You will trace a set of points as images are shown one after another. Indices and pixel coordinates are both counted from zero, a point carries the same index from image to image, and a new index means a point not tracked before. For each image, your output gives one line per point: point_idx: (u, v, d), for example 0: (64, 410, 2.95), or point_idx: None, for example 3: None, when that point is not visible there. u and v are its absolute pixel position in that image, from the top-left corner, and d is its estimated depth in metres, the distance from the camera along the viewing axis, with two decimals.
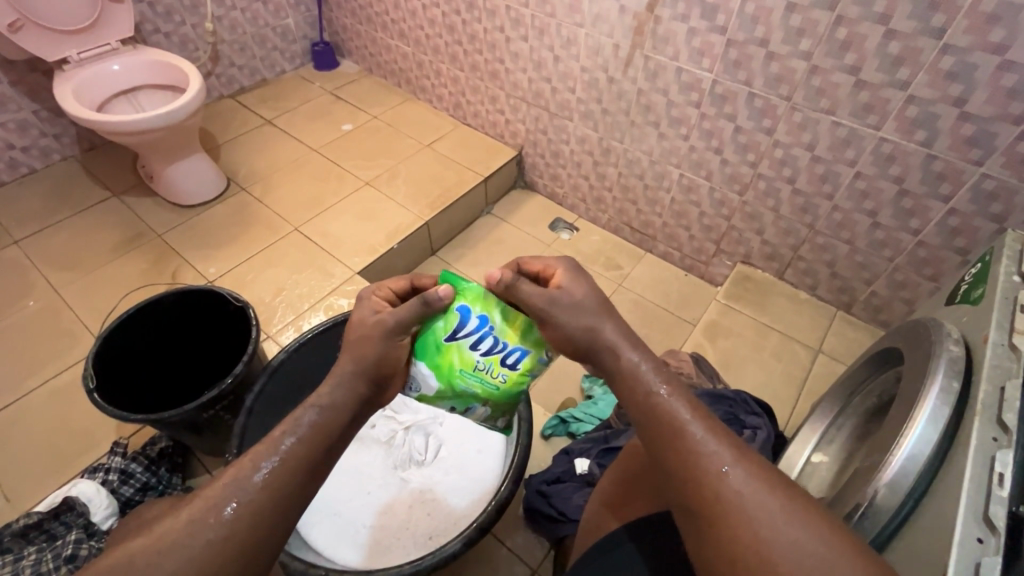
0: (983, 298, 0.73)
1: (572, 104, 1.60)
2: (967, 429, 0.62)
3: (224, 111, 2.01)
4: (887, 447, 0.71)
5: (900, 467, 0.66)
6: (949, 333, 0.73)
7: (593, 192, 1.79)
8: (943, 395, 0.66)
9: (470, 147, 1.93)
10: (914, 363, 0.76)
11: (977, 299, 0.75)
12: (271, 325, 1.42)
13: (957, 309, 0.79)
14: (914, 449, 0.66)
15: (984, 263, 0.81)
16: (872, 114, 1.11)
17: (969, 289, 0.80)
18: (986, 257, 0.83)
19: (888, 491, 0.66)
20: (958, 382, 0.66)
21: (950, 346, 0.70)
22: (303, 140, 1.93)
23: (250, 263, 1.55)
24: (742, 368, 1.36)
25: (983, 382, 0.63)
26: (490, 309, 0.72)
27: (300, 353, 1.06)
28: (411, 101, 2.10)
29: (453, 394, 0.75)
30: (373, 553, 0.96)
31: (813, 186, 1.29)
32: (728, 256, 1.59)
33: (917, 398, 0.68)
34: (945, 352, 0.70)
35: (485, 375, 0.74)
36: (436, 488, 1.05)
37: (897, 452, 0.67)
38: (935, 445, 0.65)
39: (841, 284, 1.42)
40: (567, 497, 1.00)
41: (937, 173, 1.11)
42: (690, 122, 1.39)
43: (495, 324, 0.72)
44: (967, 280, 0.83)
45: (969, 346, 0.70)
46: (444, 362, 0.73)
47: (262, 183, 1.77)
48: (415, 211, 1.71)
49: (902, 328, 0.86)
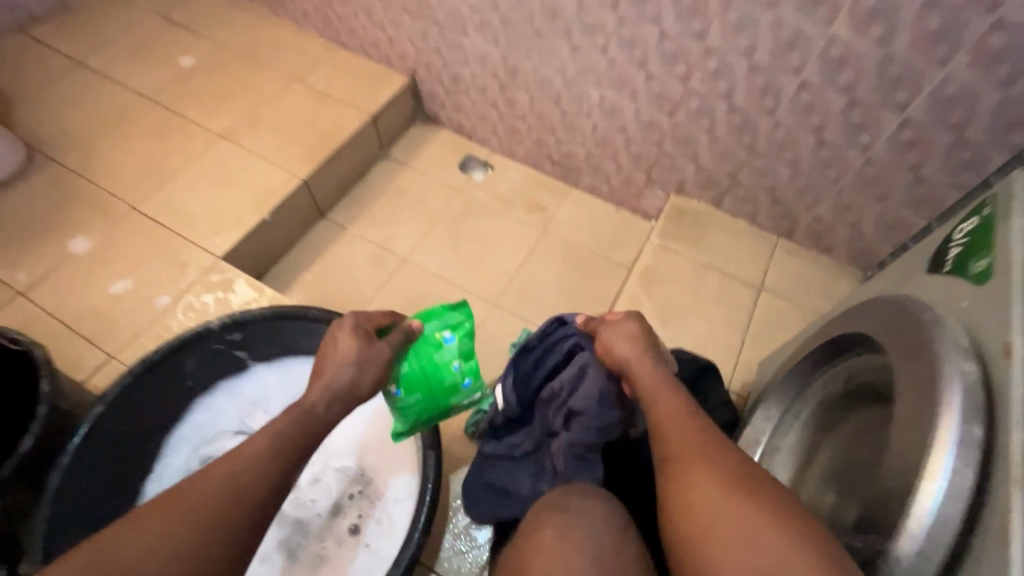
0: (992, 278, 0.56)
1: (464, 14, 1.32)
2: (1001, 502, 0.48)
3: (13, 51, 1.53)
4: (903, 489, 0.56)
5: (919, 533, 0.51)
6: (957, 339, 0.55)
7: (503, 121, 1.53)
8: (964, 448, 0.51)
9: (347, 76, 1.57)
10: (890, 329, 0.63)
11: (980, 275, 0.58)
12: (113, 341, 1.12)
13: (948, 285, 0.62)
14: (940, 513, 0.51)
15: (983, 218, 0.62)
16: (821, 7, 0.93)
17: (963, 257, 0.61)
18: (982, 206, 0.63)
19: (919, 556, 0.51)
20: (981, 425, 0.51)
21: (959, 337, 0.55)
22: (129, 82, 1.51)
23: (73, 262, 1.21)
24: (681, 319, 1.23)
25: (1018, 428, 0.48)
26: (464, 396, 0.83)
27: (128, 396, 0.83)
28: (269, 18, 1.66)
29: (430, 372, 0.80)
30: None
31: (752, 101, 1.11)
32: (660, 187, 1.41)
33: (930, 441, 0.53)
34: (959, 372, 0.53)
35: (417, 395, 0.81)
36: (377, 542, 0.85)
37: (914, 512, 0.52)
38: (964, 507, 0.50)
39: (782, 211, 1.27)
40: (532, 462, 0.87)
41: (893, 79, 0.95)
42: (607, 29, 1.15)
43: (469, 395, 0.84)
44: (958, 242, 0.64)
45: (985, 359, 0.53)
46: (431, 368, 0.80)
47: (80, 149, 1.38)
48: (288, 168, 1.40)
49: (882, 311, 0.66)
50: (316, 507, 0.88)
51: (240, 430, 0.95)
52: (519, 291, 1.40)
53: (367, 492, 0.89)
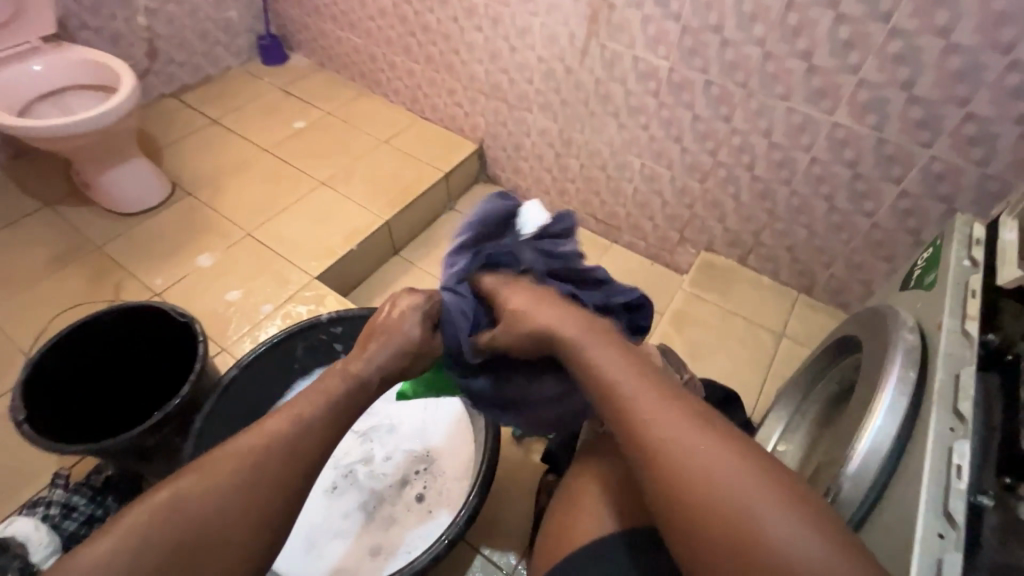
0: (936, 284, 0.78)
1: (530, 96, 1.61)
2: (923, 422, 0.66)
3: (167, 111, 1.92)
4: (850, 437, 0.74)
5: (866, 451, 0.69)
6: (905, 323, 0.77)
7: (556, 184, 1.78)
8: (902, 387, 0.70)
9: (426, 142, 1.89)
10: (864, 327, 0.86)
11: (929, 285, 0.80)
12: (225, 338, 1.35)
13: (912, 297, 0.84)
14: (875, 441, 0.69)
15: (935, 250, 0.86)
16: (825, 99, 1.15)
17: (922, 276, 0.85)
18: (936, 245, 0.88)
19: (861, 466, 0.69)
20: (914, 371, 0.70)
21: (907, 321, 0.77)
22: (253, 139, 1.86)
23: (199, 274, 1.47)
24: (709, 357, 1.38)
25: (939, 371, 0.67)
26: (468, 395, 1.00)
27: (252, 367, 1.05)
28: (366, 95, 2.03)
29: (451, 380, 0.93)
30: (383, 561, 0.93)
31: (772, 172, 1.32)
32: (692, 245, 1.61)
33: (879, 389, 0.72)
34: (902, 342, 0.74)
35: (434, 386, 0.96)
36: (438, 509, 0.99)
37: (859, 443, 0.70)
38: (895, 435, 0.68)
39: (802, 269, 1.44)
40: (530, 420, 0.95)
41: (889, 157, 1.15)
42: (649, 111, 1.41)
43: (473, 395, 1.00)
44: (919, 267, 0.89)
45: (923, 335, 0.74)
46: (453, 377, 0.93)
47: (210, 187, 1.70)
48: (374, 211, 1.67)
49: (859, 316, 0.89)
50: (388, 479, 1.03)
51: None
52: None
53: (430, 469, 1.04)
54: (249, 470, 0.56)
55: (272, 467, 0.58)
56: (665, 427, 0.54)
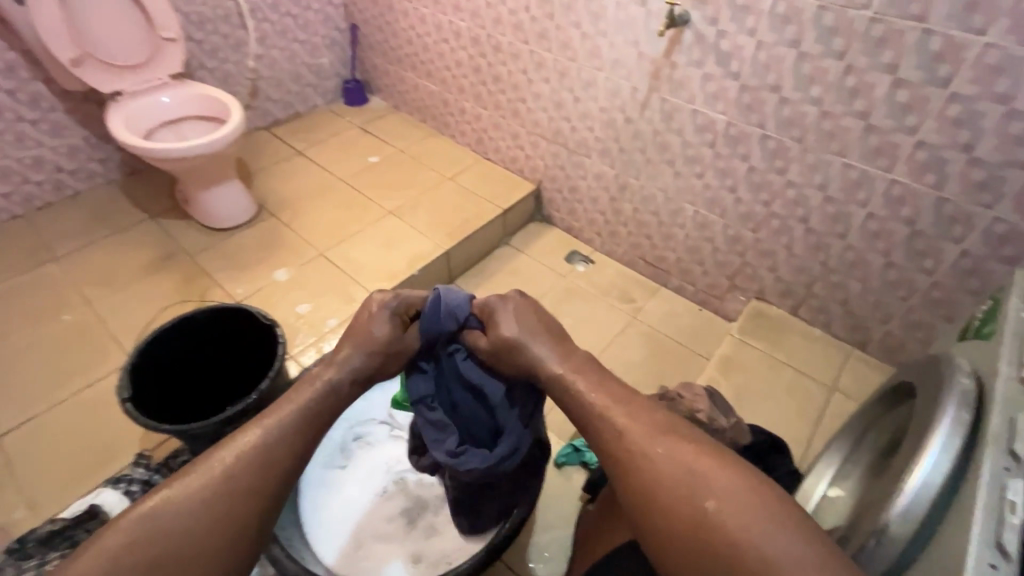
0: (995, 334, 0.79)
1: (590, 142, 1.71)
2: (978, 462, 0.66)
3: (259, 142, 2.14)
4: (899, 476, 0.74)
5: (916, 488, 0.70)
6: (962, 368, 0.78)
7: (608, 226, 1.85)
8: (955, 427, 0.70)
9: (487, 180, 2.01)
10: (920, 373, 0.87)
11: (988, 335, 0.81)
12: (293, 346, 1.47)
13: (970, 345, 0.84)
14: (927, 478, 0.70)
15: (993, 303, 0.87)
16: (882, 157, 1.19)
17: (980, 326, 0.86)
18: (996, 298, 0.89)
19: (911, 502, 0.70)
20: (968, 413, 0.71)
21: (963, 366, 0.78)
22: (331, 170, 2.04)
23: (275, 286, 1.61)
24: (755, 404, 1.37)
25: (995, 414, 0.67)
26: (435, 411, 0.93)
27: None
28: (435, 135, 2.20)
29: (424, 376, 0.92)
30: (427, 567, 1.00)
31: (826, 225, 1.34)
32: (741, 292, 1.62)
33: (931, 429, 0.72)
34: (957, 385, 0.74)
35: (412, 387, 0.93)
36: None
37: (910, 479, 0.71)
38: (948, 474, 0.69)
39: (855, 323, 1.43)
40: (483, 452, 0.90)
41: (948, 216, 1.16)
42: (705, 161, 1.48)
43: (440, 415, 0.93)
44: (978, 318, 0.90)
45: (980, 380, 0.74)
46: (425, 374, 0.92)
47: (290, 210, 1.87)
48: (436, 241, 1.78)
49: (917, 364, 0.89)
50: (436, 489, 1.10)
51: (385, 420, 1.19)
52: (608, 361, 1.60)
53: None
54: (211, 491, 0.64)
55: (236, 483, 0.66)
56: (652, 451, 0.66)
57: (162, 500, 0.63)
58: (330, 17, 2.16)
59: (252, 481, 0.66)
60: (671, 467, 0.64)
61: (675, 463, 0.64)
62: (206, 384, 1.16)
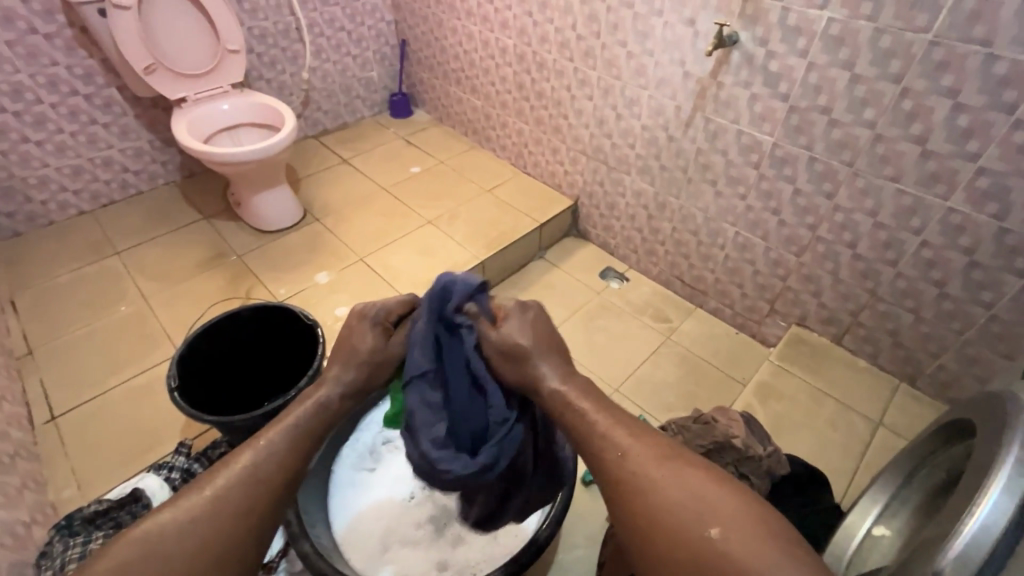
0: None
1: (630, 160, 1.71)
2: None
3: (308, 149, 2.23)
4: (954, 518, 0.70)
5: (974, 533, 0.65)
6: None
7: (645, 244, 1.84)
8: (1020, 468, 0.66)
9: (525, 194, 2.03)
10: (978, 411, 0.82)
11: None
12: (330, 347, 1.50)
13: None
14: (987, 520, 0.65)
15: None
16: (939, 183, 1.14)
17: None
18: None
19: (968, 547, 0.65)
20: None
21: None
22: (375, 178, 2.10)
23: (316, 288, 1.66)
24: (794, 434, 1.32)
25: None
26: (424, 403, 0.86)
27: None
28: (476, 148, 2.25)
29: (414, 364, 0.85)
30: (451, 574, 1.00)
31: (875, 252, 1.30)
32: (782, 317, 1.57)
33: (991, 470, 0.68)
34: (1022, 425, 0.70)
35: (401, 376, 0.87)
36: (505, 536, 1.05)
37: (969, 521, 0.66)
38: (1009, 517, 0.65)
39: (905, 355, 1.37)
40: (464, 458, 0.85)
41: (1011, 247, 1.10)
42: (749, 182, 1.45)
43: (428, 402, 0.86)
44: None
45: None
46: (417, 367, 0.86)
47: (334, 215, 1.93)
48: (472, 251, 1.81)
49: (973, 401, 0.85)
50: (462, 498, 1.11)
51: None
52: (640, 381, 1.58)
53: None
54: (203, 510, 0.65)
55: (227, 502, 0.66)
56: (661, 478, 0.63)
57: (151, 524, 0.63)
58: (382, 33, 2.25)
59: (242, 497, 0.67)
60: (683, 494, 0.61)
61: (685, 490, 0.62)
62: (247, 377, 1.20)
